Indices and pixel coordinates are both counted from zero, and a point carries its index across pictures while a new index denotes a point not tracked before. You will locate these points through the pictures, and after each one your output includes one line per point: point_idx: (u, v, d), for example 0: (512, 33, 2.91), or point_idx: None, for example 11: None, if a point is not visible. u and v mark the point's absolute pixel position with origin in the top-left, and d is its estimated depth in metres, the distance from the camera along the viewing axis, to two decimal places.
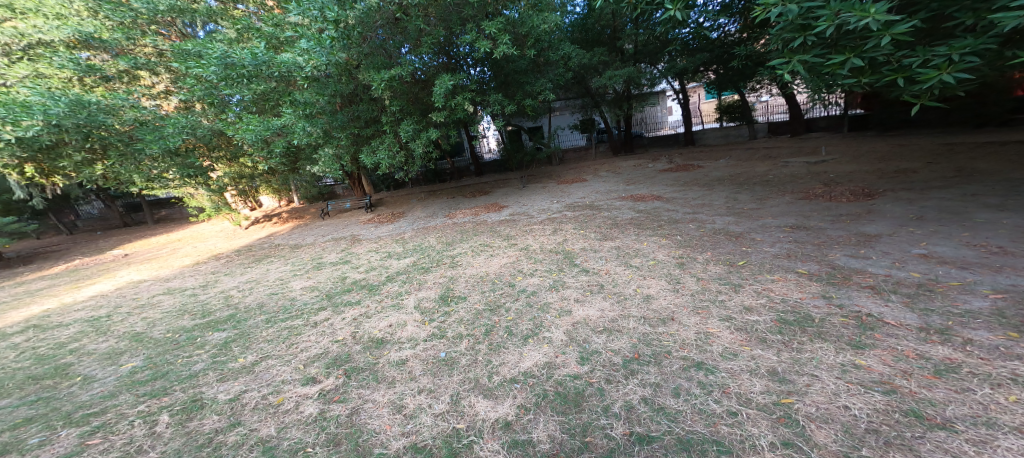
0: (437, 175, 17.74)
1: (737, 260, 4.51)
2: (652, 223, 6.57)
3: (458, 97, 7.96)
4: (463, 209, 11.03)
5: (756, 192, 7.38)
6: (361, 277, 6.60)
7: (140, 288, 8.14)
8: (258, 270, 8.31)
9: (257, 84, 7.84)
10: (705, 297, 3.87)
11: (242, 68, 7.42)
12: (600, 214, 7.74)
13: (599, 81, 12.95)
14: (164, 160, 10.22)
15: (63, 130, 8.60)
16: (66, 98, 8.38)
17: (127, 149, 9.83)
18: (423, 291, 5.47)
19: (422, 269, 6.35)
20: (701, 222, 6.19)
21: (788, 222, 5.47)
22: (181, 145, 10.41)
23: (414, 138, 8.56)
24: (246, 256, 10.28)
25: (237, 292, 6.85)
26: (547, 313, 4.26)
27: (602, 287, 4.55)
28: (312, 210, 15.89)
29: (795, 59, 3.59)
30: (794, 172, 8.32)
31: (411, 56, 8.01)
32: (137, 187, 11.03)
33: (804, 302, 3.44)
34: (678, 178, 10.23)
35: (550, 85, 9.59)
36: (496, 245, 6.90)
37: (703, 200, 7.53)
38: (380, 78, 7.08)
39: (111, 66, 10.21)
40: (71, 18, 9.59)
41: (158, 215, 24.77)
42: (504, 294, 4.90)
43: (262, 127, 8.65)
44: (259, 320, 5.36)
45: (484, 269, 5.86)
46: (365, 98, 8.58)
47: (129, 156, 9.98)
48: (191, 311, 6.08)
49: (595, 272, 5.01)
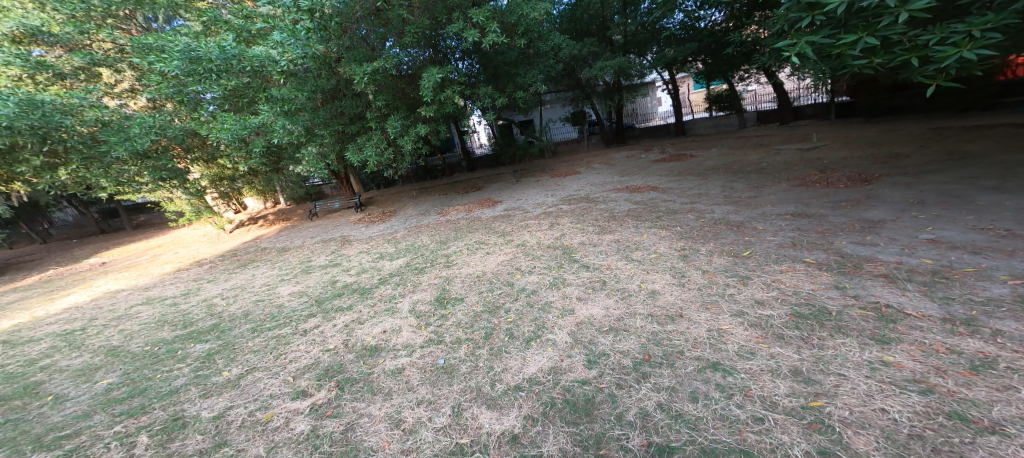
0: (427, 172, 17.38)
1: (741, 251, 4.37)
2: (650, 215, 6.42)
3: (447, 90, 7.65)
4: (456, 206, 10.76)
5: (752, 180, 7.29)
6: (352, 280, 6.34)
7: (118, 298, 7.73)
8: (244, 276, 7.96)
9: (228, 79, 7.46)
10: (713, 291, 3.72)
11: (210, 63, 7.05)
12: (596, 207, 7.57)
13: (588, 72, 12.72)
14: (131, 162, 9.82)
15: (16, 132, 8.06)
16: (16, 97, 7.88)
17: (91, 152, 9.35)
18: (418, 293, 5.24)
19: (416, 270, 6.12)
20: (700, 212, 6.04)
21: (788, 209, 5.36)
22: (152, 146, 9.91)
23: (402, 134, 8.24)
24: (231, 260, 9.91)
25: (220, 300, 6.53)
26: (549, 313, 4.08)
27: (605, 284, 4.38)
28: (299, 211, 15.46)
29: (804, 40, 3.47)
30: (786, 159, 8.26)
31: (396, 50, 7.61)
32: (105, 191, 10.46)
33: (818, 293, 3.32)
34: (672, 168, 10.11)
35: (541, 76, 9.28)
36: (491, 242, 6.69)
37: (699, 190, 7.41)
38: (362, 71, 6.72)
39: (66, 63, 9.78)
40: (14, 11, 9.33)
41: (137, 221, 23.98)
42: (503, 294, 4.70)
43: (239, 125, 8.24)
44: (244, 330, 5.07)
45: (480, 268, 5.65)
46: (349, 94, 8.24)
47: (96, 158, 9.54)
48: (171, 322, 5.74)
49: (596, 267, 4.83)
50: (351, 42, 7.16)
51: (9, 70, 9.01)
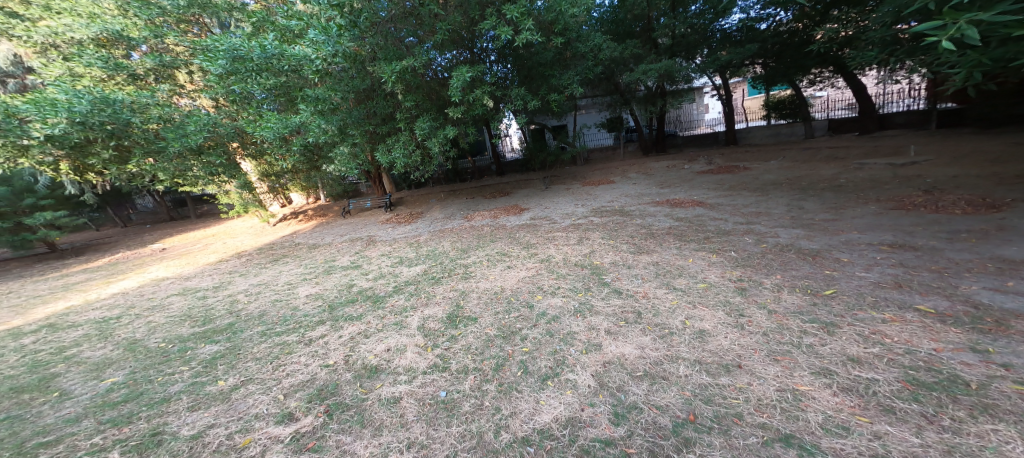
0: (458, 175, 17.19)
1: (821, 289, 3.53)
2: (696, 234, 5.61)
3: (477, 90, 7.27)
4: (483, 211, 10.38)
5: (825, 199, 6.22)
6: (368, 285, 6.07)
7: (159, 286, 8.02)
8: (272, 272, 8.00)
9: (266, 78, 7.51)
10: (783, 340, 2.94)
11: (250, 62, 7.10)
12: (632, 221, 6.84)
13: (630, 76, 11.86)
14: (184, 157, 10.23)
15: (87, 127, 8.66)
16: (90, 96, 8.41)
17: (151, 146, 9.86)
18: (430, 308, 4.84)
19: (433, 280, 5.74)
20: (761, 234, 5.16)
21: (882, 238, 4.39)
22: (205, 143, 10.34)
23: (430, 136, 7.96)
24: (266, 255, 10.14)
25: (244, 296, 6.49)
26: (571, 347, 3.49)
27: (640, 316, 3.70)
28: (335, 208, 15.82)
29: (963, 20, 2.76)
30: (871, 176, 7.04)
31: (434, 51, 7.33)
32: (162, 184, 11.05)
33: (943, 356, 2.47)
34: (722, 181, 9.11)
35: (579, 78, 8.65)
36: (515, 254, 6.17)
37: (757, 207, 6.46)
38: (391, 70, 6.47)
39: (139, 65, 10.21)
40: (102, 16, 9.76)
41: (201, 210, 25.83)
42: (520, 318, 4.16)
43: (280, 124, 8.24)
44: (254, 333, 4.89)
45: (498, 284, 5.16)
46: (379, 95, 8.09)
47: (158, 154, 10.05)
48: (192, 318, 5.71)
49: (630, 294, 4.16)
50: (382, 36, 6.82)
51: (92, 72, 9.67)
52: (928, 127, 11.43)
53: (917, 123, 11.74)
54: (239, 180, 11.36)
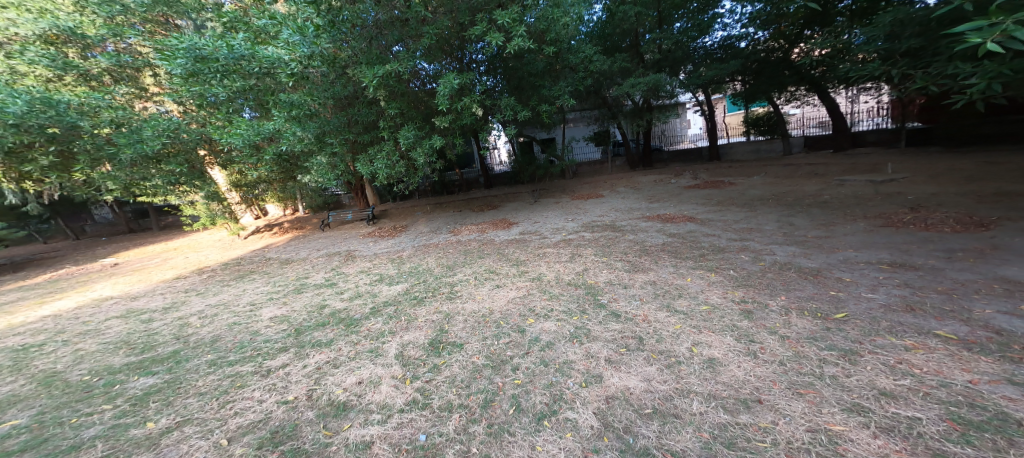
0: (445, 187, 16.75)
1: (830, 312, 3.31)
2: (691, 251, 5.41)
3: (465, 98, 6.96)
4: (470, 225, 10.01)
5: (814, 216, 6.16)
6: (342, 306, 5.53)
7: (100, 308, 7.18)
8: (235, 290, 7.32)
9: (234, 80, 6.90)
10: (803, 371, 2.67)
11: (215, 62, 6.54)
12: (624, 237, 6.62)
13: (619, 90, 11.95)
14: (137, 165, 9.28)
15: (23, 130, 7.71)
16: (29, 95, 7.53)
17: (101, 153, 8.93)
18: (410, 333, 4.40)
19: (414, 300, 5.28)
20: (757, 251, 4.99)
21: (880, 257, 4.27)
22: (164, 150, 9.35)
23: (415, 146, 7.59)
24: (232, 271, 9.37)
25: (196, 319, 5.81)
26: (569, 378, 3.14)
27: (642, 342, 3.41)
28: (313, 220, 15.08)
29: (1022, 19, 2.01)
30: (855, 192, 7.08)
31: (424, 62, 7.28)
32: (113, 194, 10.13)
33: (981, 390, 2.24)
34: (709, 196, 9.08)
35: (569, 89, 8.52)
36: (503, 272, 5.79)
37: (748, 223, 6.35)
38: (373, 74, 6.08)
39: (94, 64, 9.48)
40: (55, 12, 8.98)
41: (165, 222, 24.22)
42: (511, 345, 3.80)
43: (252, 130, 7.66)
44: (202, 361, 4.35)
45: (486, 305, 4.76)
46: (361, 102, 7.68)
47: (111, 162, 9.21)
48: (130, 344, 5.08)
49: (629, 317, 3.88)
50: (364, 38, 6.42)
51: (35, 70, 8.72)
52: (898, 145, 11.85)
53: (888, 141, 12.16)
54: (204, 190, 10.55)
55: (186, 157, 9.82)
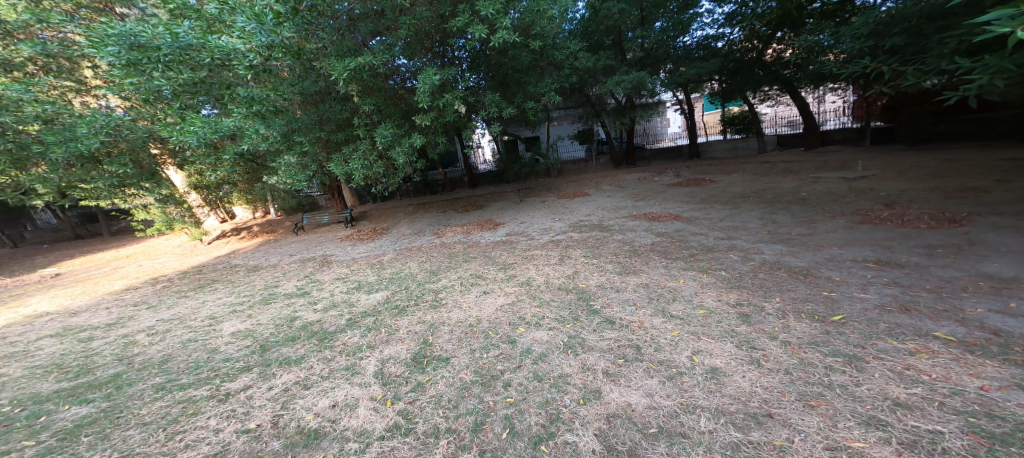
0: (428, 187, 16.23)
1: (827, 315, 3.22)
2: (680, 251, 5.32)
3: (448, 94, 6.62)
4: (454, 226, 9.69)
5: (795, 213, 6.21)
6: (315, 319, 5.10)
7: (33, 326, 6.41)
8: (193, 302, 6.70)
9: (178, 72, 5.75)
10: (810, 380, 2.55)
11: (156, 52, 5.42)
12: (612, 237, 6.48)
13: (604, 88, 11.89)
14: (74, 166, 8.28)
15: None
16: None
17: (26, 153, 7.78)
18: (392, 346, 4.08)
19: (396, 310, 4.93)
20: (745, 250, 4.92)
21: (866, 254, 4.27)
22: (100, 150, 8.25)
23: (393, 145, 7.19)
24: (192, 280, 8.65)
25: (145, 337, 5.23)
26: (565, 395, 2.92)
27: (639, 352, 3.26)
28: (286, 223, 14.29)
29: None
30: (831, 189, 7.23)
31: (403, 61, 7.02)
32: (45, 197, 9.07)
33: (993, 398, 2.17)
34: (691, 193, 9.11)
35: (555, 86, 8.33)
36: (490, 277, 5.51)
37: (733, 221, 6.35)
38: (343, 66, 5.60)
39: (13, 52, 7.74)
40: None
41: (117, 227, 22.44)
42: (501, 358, 3.56)
43: (208, 127, 6.99)
44: (148, 386, 3.90)
45: (473, 314, 4.48)
46: (334, 97, 7.18)
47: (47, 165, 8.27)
48: (63, 368, 4.49)
49: (624, 325, 3.74)
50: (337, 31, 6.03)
51: None
52: (864, 143, 12.29)
53: (854, 139, 12.60)
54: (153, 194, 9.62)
55: (131, 156, 8.86)
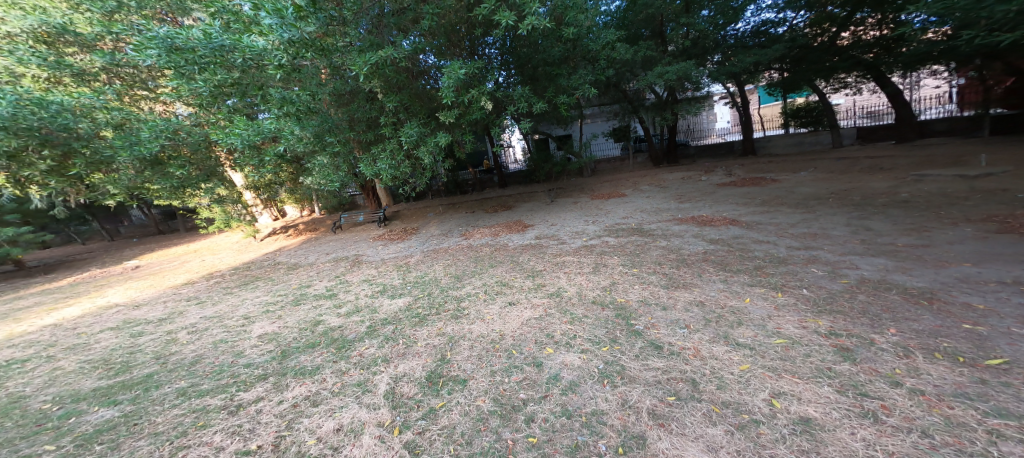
0: (459, 187, 16.19)
1: (976, 357, 2.38)
2: (740, 261, 4.53)
3: (473, 90, 6.23)
4: (483, 227, 9.35)
5: (894, 218, 5.13)
6: (337, 324, 4.95)
7: (101, 317, 6.87)
8: (235, 299, 6.85)
9: (214, 74, 5.79)
10: (968, 451, 1.82)
11: (192, 53, 5.44)
12: (655, 243, 5.76)
13: (644, 80, 10.94)
14: (140, 168, 8.85)
15: (11, 133, 7.00)
16: (16, 96, 6.87)
17: (98, 157, 8.40)
18: (408, 361, 3.74)
19: (416, 319, 4.64)
20: (832, 264, 4.02)
21: (1012, 273, 3.27)
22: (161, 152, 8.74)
23: (419, 144, 6.99)
24: (239, 276, 9.01)
25: (185, 334, 5.30)
26: (603, 440, 2.36)
27: (696, 390, 2.62)
28: (327, 222, 14.76)
29: None
30: (941, 188, 5.95)
31: (428, 58, 6.98)
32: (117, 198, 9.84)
33: None
34: (750, 194, 8.05)
35: (591, 78, 7.71)
36: (517, 285, 5.03)
37: (807, 227, 5.38)
38: (364, 61, 5.35)
39: (89, 64, 8.32)
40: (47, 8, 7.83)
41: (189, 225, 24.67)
42: (525, 385, 3.05)
43: (250, 129, 6.99)
44: (172, 390, 3.75)
45: (496, 329, 4.03)
46: (362, 97, 7.10)
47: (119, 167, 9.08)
48: (107, 365, 4.52)
49: (675, 352, 3.09)
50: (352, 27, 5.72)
51: (30, 70, 7.86)
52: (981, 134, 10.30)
53: (965, 130, 10.62)
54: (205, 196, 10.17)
55: (187, 159, 9.27)
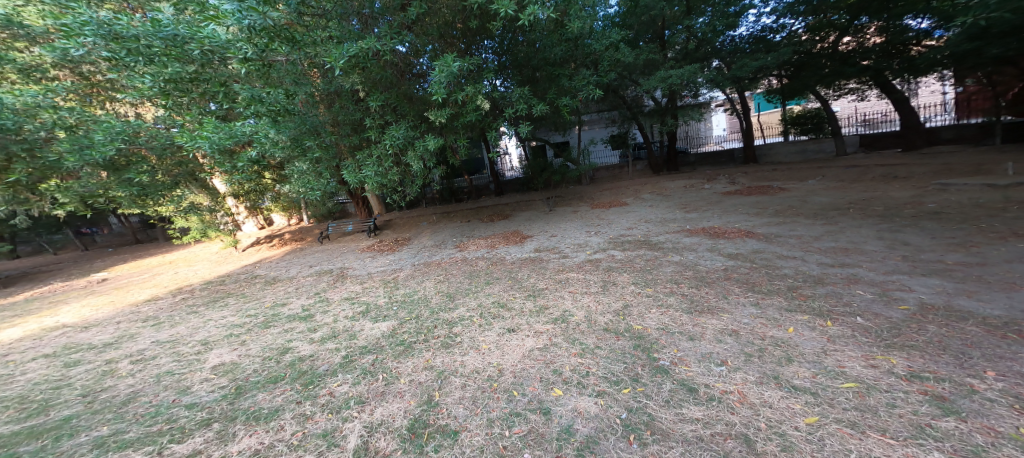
0: (453, 194, 15.66)
1: None
2: (769, 280, 3.99)
3: (469, 89, 5.68)
4: (478, 237, 8.77)
5: (931, 231, 4.68)
6: (308, 353, 4.28)
7: (41, 341, 6.05)
8: (197, 320, 6.09)
9: (166, 67, 5.10)
10: None
11: (135, 42, 4.74)
12: (666, 258, 5.23)
13: (646, 85, 10.49)
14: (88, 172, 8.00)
15: None
16: None
17: (45, 161, 7.59)
18: (385, 405, 3.08)
19: (401, 349, 4.00)
20: (879, 285, 3.51)
21: None
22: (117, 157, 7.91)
23: (408, 149, 6.41)
24: (210, 292, 8.25)
25: (127, 364, 4.55)
26: None
27: (757, 454, 2.01)
28: (314, 231, 14.03)
29: None
30: (973, 199, 5.55)
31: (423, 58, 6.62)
32: (68, 206, 8.94)
33: None
34: (760, 203, 7.62)
35: (594, 79, 7.21)
36: (516, 307, 4.43)
37: (834, 240, 4.90)
38: (341, 54, 4.75)
39: (38, 60, 7.52)
40: None
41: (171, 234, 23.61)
42: (530, 442, 2.43)
43: (221, 131, 5.97)
44: (88, 441, 3.04)
45: (493, 362, 3.42)
46: (346, 98, 6.57)
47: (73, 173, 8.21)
48: (21, 404, 3.78)
49: (715, 398, 2.49)
50: (325, 19, 5.25)
51: None
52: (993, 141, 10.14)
53: (976, 138, 10.48)
54: (172, 204, 9.58)
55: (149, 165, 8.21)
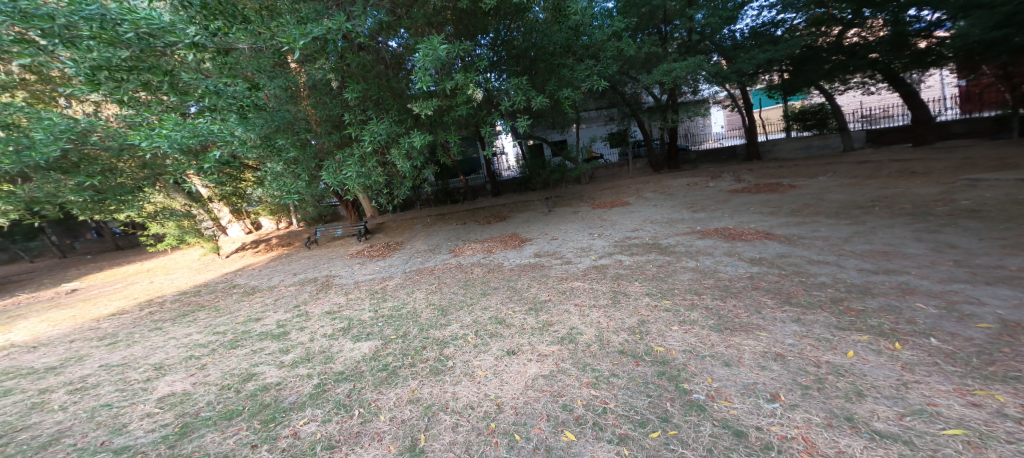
0: (448, 195, 15.08)
1: None
2: (807, 291, 3.46)
3: (459, 77, 5.09)
4: (475, 241, 8.20)
5: (976, 232, 4.21)
6: (274, 380, 3.68)
7: None
8: (159, 339, 5.44)
9: (99, 53, 4.42)
10: None
11: (49, 21, 3.99)
12: (682, 263, 4.69)
13: (646, 79, 10.02)
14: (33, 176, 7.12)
15: None
16: None
17: None
18: (357, 451, 2.50)
19: (382, 376, 3.42)
20: (941, 296, 3.00)
21: None
22: (66, 159, 7.15)
23: (391, 145, 5.82)
24: (180, 304, 7.56)
25: (61, 395, 3.91)
26: None
27: None
28: (302, 235, 13.38)
29: None
30: (1010, 195, 5.10)
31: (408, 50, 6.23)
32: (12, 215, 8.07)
33: None
34: (772, 201, 7.14)
35: (595, 69, 6.65)
36: (516, 323, 3.88)
37: (869, 243, 4.40)
38: (304, 34, 4.13)
39: None
40: None
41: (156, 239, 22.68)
42: None
43: (183, 129, 4.97)
44: None
45: (490, 394, 2.86)
46: (322, 91, 6.03)
47: (18, 178, 7.38)
48: None
49: (775, 448, 1.93)
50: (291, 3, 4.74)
51: None
52: (1009, 134, 9.72)
53: (990, 132, 10.09)
54: (133, 208, 8.74)
55: (104, 166, 7.62)
